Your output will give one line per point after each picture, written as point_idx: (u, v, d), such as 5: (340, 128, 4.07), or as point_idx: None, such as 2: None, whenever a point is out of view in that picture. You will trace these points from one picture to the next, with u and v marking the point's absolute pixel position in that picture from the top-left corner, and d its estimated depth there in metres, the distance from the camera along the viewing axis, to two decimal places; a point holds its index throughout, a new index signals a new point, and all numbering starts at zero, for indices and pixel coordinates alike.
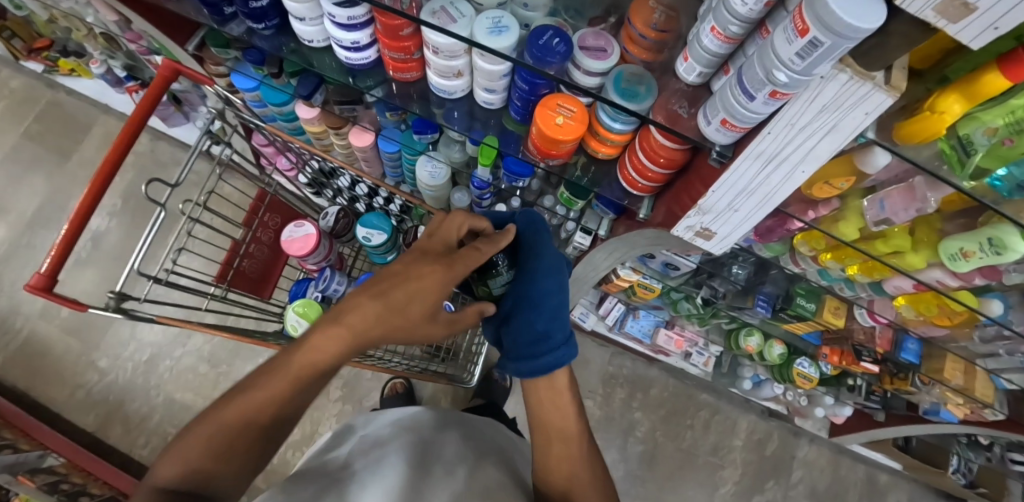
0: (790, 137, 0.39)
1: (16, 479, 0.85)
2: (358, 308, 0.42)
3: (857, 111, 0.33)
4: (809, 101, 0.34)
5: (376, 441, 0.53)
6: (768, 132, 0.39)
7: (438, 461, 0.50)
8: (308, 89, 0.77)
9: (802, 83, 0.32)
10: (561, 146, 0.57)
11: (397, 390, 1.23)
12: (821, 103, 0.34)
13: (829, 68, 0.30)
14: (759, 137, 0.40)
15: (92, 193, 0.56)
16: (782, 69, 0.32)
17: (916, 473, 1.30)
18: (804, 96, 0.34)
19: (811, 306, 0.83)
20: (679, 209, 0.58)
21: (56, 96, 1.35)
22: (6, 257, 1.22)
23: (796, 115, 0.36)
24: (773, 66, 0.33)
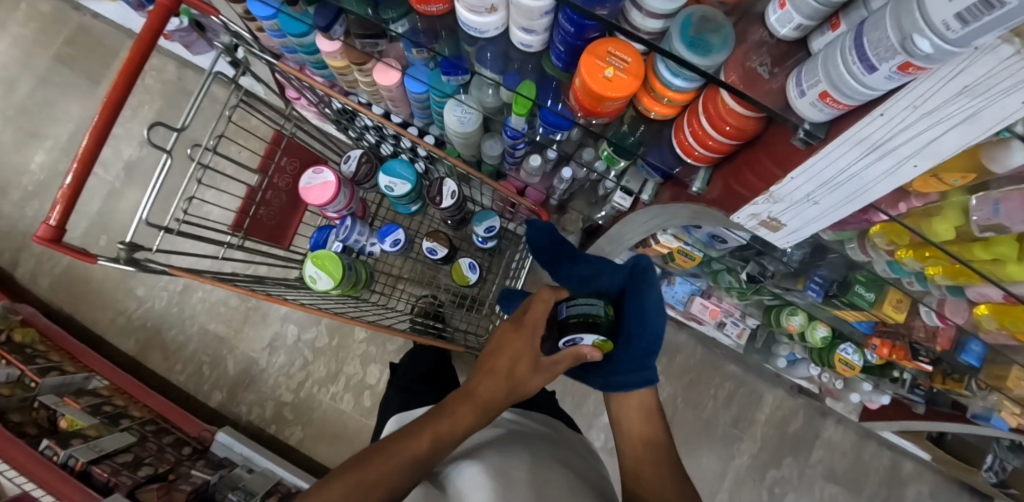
0: (908, 123, 0.29)
1: (63, 400, 0.94)
2: (484, 383, 0.42)
3: (1011, 100, 0.24)
4: (946, 79, 0.25)
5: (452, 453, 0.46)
6: (880, 114, 0.30)
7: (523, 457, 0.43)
8: (326, 20, 0.68)
9: (950, 56, 0.23)
10: (609, 103, 0.48)
11: None
12: (962, 84, 0.25)
13: (993, 40, 0.21)
14: (868, 118, 0.31)
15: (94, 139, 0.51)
16: (925, 34, 0.23)
17: (944, 464, 1.20)
18: (944, 71, 0.25)
19: (870, 296, 0.73)
20: (742, 188, 0.48)
21: (82, 20, 1.31)
22: (47, 183, 1.25)
23: (922, 95, 0.27)
24: (913, 28, 0.23)
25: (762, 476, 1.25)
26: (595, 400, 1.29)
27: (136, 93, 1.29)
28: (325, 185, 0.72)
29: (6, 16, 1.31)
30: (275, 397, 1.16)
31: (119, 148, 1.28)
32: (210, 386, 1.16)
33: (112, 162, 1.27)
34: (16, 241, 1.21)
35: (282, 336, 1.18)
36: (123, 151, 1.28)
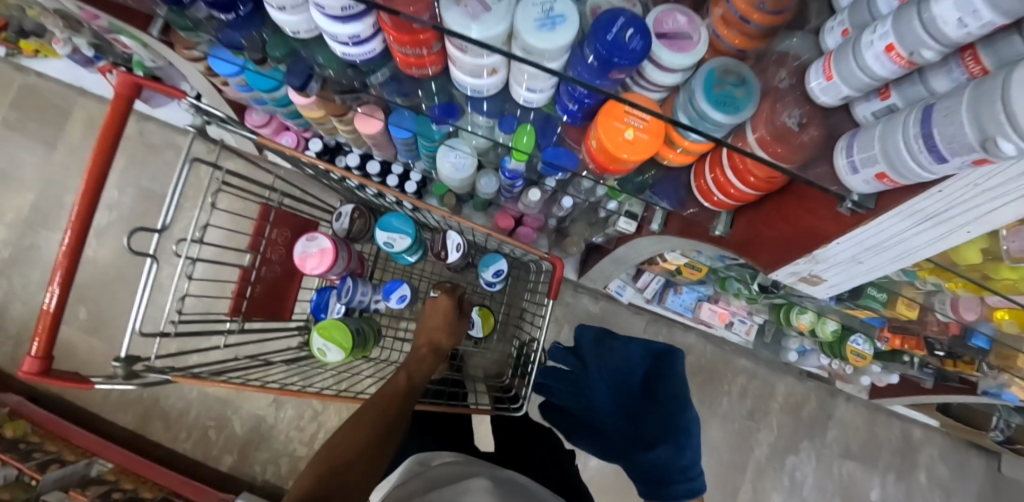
0: (966, 198, 0.28)
1: (70, 496, 0.90)
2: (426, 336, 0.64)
3: None
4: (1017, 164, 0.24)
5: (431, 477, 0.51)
6: (937, 192, 0.28)
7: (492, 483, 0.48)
8: (300, 81, 0.63)
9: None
10: (625, 164, 0.45)
11: None
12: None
13: None
14: (923, 196, 0.29)
15: (71, 255, 0.48)
16: (1011, 138, 0.21)
17: (953, 429, 1.24)
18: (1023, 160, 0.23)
19: (881, 297, 0.73)
20: (769, 237, 0.47)
21: (27, 80, 1.21)
22: (13, 260, 1.16)
23: (993, 176, 0.26)
24: (994, 130, 0.22)
25: (784, 462, 1.23)
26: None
27: (96, 152, 1.20)
28: (321, 253, 0.68)
29: None
30: (287, 453, 1.12)
31: (85, 214, 1.19)
32: (219, 450, 1.12)
33: (80, 230, 1.19)
34: None
35: None
36: (91, 216, 1.19)
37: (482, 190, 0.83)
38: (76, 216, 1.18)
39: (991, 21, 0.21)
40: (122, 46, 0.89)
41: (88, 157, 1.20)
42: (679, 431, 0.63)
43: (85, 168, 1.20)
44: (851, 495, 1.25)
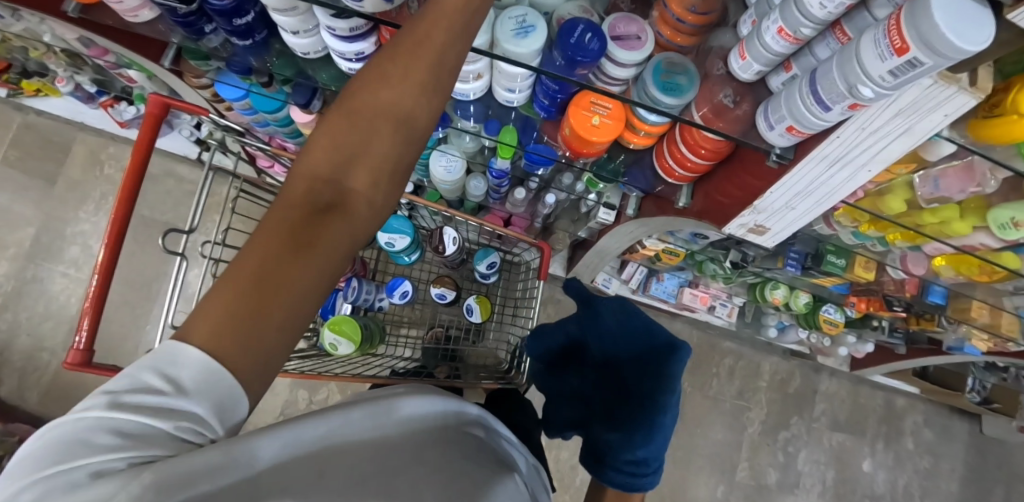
0: (860, 140, 0.37)
1: None
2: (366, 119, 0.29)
3: (937, 113, 0.33)
4: (886, 105, 0.33)
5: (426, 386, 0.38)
6: (836, 137, 0.37)
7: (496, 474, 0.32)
8: (305, 97, 0.70)
9: (886, 95, 0.30)
10: (596, 147, 0.53)
11: None
12: (899, 107, 0.33)
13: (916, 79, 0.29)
14: (826, 141, 0.37)
15: (109, 255, 0.54)
16: (868, 84, 0.30)
17: (931, 394, 1.26)
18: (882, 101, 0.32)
19: (841, 263, 0.80)
20: (724, 201, 0.55)
21: (25, 119, 1.22)
22: (16, 293, 1.18)
23: (871, 119, 0.34)
24: (857, 79, 0.30)
25: (776, 437, 1.29)
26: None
27: (97, 185, 1.23)
28: None
29: None
30: None
31: (87, 245, 1.21)
32: None
33: (83, 260, 1.20)
34: None
35: (295, 402, 1.16)
36: (93, 246, 1.21)
37: (471, 192, 0.89)
38: (78, 247, 1.20)
39: (841, 2, 0.30)
40: (127, 79, 0.95)
41: (88, 189, 1.23)
42: (643, 425, 0.53)
43: (85, 201, 1.23)
44: (842, 465, 1.30)
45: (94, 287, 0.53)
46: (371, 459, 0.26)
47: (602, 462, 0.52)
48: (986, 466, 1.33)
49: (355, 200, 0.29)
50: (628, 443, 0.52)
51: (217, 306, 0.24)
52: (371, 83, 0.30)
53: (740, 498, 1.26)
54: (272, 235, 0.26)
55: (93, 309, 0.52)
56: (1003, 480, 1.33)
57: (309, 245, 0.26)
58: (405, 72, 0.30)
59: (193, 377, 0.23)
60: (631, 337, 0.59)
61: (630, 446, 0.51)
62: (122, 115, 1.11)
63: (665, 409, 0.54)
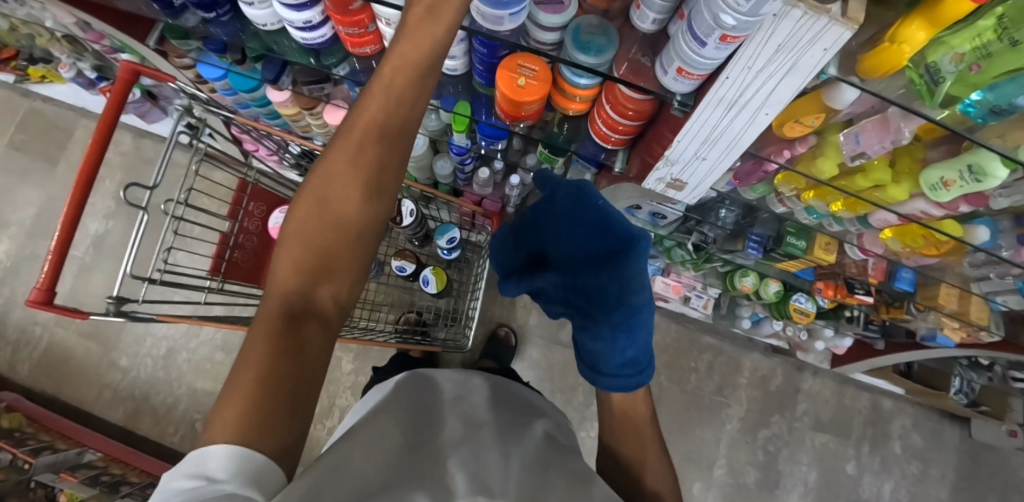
0: (749, 81, 0.39)
1: (60, 477, 0.96)
2: (312, 223, 0.32)
3: (816, 48, 0.33)
4: (763, 42, 0.34)
5: (428, 416, 0.41)
6: (725, 77, 0.39)
7: (500, 464, 0.34)
8: (274, 72, 0.74)
9: (750, 25, 0.31)
10: (528, 107, 0.55)
11: None
12: (777, 43, 0.33)
13: (779, 6, 0.29)
14: (717, 82, 0.40)
15: (74, 205, 0.60)
16: (728, 12, 0.31)
17: (918, 396, 1.22)
18: (760, 36, 0.33)
19: (801, 244, 0.79)
20: (652, 161, 0.57)
21: (34, 105, 1.30)
22: (15, 269, 1.23)
23: (754, 59, 0.36)
24: (719, 9, 0.31)
25: (755, 435, 1.26)
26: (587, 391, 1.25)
27: None
28: None
29: None
30: None
31: (83, 224, 1.26)
32: None
33: (78, 239, 1.25)
34: None
35: None
36: (89, 226, 1.25)
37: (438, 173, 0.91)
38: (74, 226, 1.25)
39: None
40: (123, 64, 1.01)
41: None
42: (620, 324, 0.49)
43: None
44: (826, 466, 1.26)
45: (61, 236, 0.60)
46: (391, 477, 0.28)
47: (595, 370, 0.50)
48: (977, 474, 1.28)
49: (325, 301, 0.31)
50: (609, 346, 0.48)
51: (222, 418, 0.24)
52: (315, 208, 0.32)
53: (718, 497, 1.23)
54: (251, 363, 0.27)
55: (55, 254, 0.59)
56: (995, 489, 1.27)
57: (297, 347, 0.28)
58: (336, 202, 0.32)
59: (227, 466, 0.22)
60: (594, 237, 0.50)
61: (612, 349, 0.48)
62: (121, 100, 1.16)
63: (639, 308, 0.49)
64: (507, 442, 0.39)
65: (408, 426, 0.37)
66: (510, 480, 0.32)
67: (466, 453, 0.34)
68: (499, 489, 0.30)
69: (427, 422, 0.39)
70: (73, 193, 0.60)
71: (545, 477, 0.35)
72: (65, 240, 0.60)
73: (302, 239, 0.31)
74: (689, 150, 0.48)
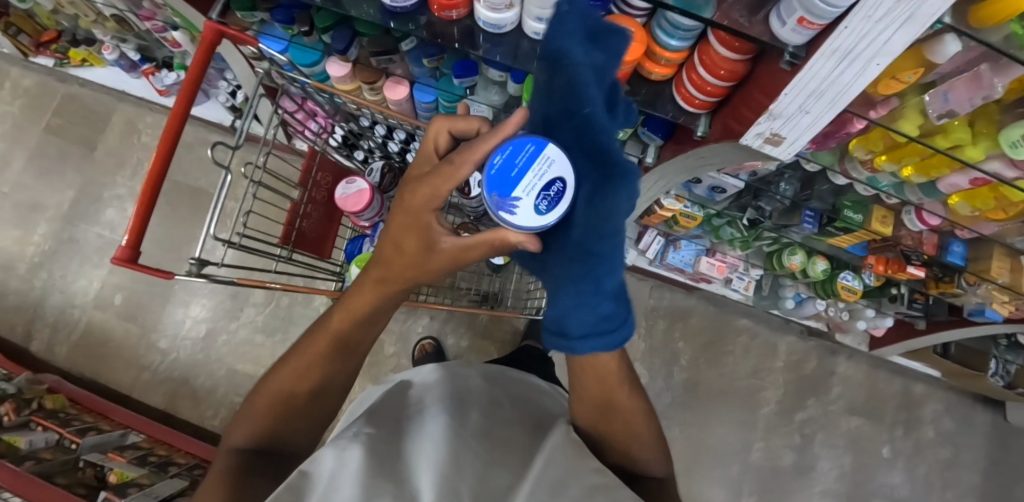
0: (867, 31, 0.38)
1: (109, 456, 0.92)
2: (297, 365, 0.43)
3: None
4: None
5: (414, 394, 0.45)
6: (845, 27, 0.39)
7: (476, 418, 0.38)
8: (344, 43, 0.75)
9: None
10: (622, 68, 0.56)
11: (427, 350, 1.16)
12: None
13: None
14: (835, 33, 0.40)
15: (160, 162, 0.59)
16: None
17: (955, 378, 1.24)
18: None
19: (858, 218, 0.80)
20: (740, 122, 0.58)
21: (70, 89, 1.32)
22: (53, 252, 1.23)
23: (875, 8, 0.36)
24: None
25: (793, 418, 1.27)
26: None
27: (134, 152, 1.29)
28: (360, 193, 0.77)
29: None
30: None
31: (122, 207, 1.26)
32: None
33: (117, 222, 1.25)
34: (26, 316, 1.19)
35: None
36: (128, 209, 1.26)
37: None
38: (112, 209, 1.26)
39: None
40: (170, 43, 1.01)
41: (125, 155, 1.29)
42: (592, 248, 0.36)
43: (123, 166, 1.29)
44: (860, 450, 1.27)
45: (143, 199, 0.58)
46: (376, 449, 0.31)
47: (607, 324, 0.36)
48: (1009, 459, 1.29)
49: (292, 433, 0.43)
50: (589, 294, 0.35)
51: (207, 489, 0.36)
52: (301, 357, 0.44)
53: (756, 481, 1.23)
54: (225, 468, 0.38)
55: (141, 206, 0.57)
56: None
57: (263, 463, 0.39)
58: (301, 373, 0.43)
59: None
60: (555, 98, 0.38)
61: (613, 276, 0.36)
62: (162, 82, 1.15)
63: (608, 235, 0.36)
64: (484, 405, 0.43)
65: (393, 412, 0.40)
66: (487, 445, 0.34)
67: (448, 409, 0.38)
68: (472, 451, 0.32)
69: (410, 397, 0.44)
70: (156, 155, 0.59)
71: (521, 437, 0.39)
72: (152, 191, 0.58)
73: (280, 384, 0.43)
74: (795, 103, 0.49)
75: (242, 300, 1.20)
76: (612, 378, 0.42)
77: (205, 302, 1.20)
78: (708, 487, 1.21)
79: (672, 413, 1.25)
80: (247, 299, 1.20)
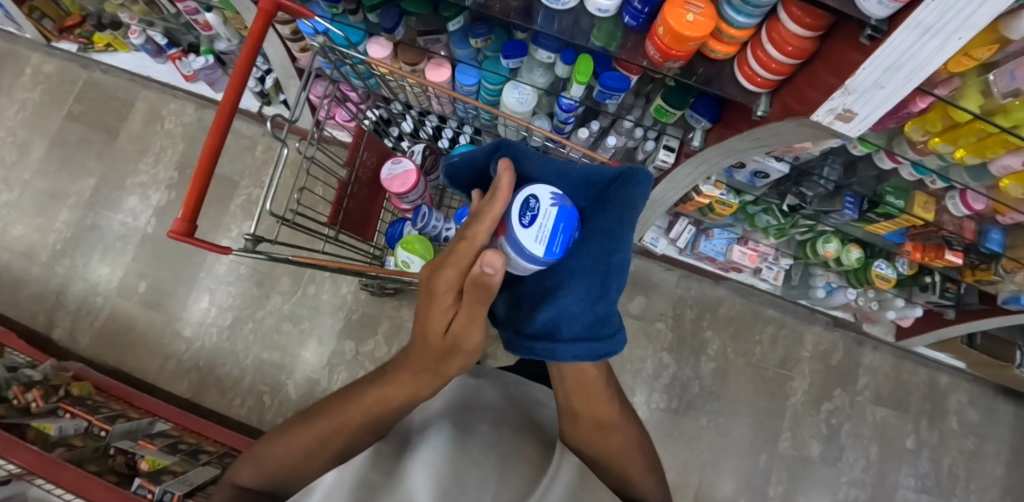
0: (954, 5, 0.38)
1: (139, 444, 0.90)
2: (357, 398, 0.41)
3: None
4: None
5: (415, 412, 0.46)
6: (930, 2, 0.39)
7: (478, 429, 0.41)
8: (392, 22, 0.74)
9: None
10: (688, 46, 0.56)
11: None
12: None
13: None
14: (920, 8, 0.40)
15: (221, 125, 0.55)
16: None
17: (980, 369, 1.25)
18: None
19: (900, 203, 0.81)
20: (807, 97, 0.58)
21: (92, 76, 1.31)
22: (75, 239, 1.22)
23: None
24: None
25: (819, 409, 1.28)
26: (655, 363, 1.27)
27: (158, 138, 1.28)
28: (406, 174, 0.76)
29: (13, 82, 1.31)
30: None
31: (145, 195, 1.25)
32: (275, 415, 1.11)
33: (140, 209, 1.24)
34: (48, 304, 1.17)
35: (341, 352, 1.16)
36: (151, 196, 1.25)
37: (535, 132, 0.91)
38: (136, 197, 1.24)
39: None
40: (200, 26, 0.99)
41: (149, 142, 1.28)
42: (564, 274, 0.35)
43: (146, 153, 1.28)
44: (886, 441, 1.28)
45: (200, 169, 0.55)
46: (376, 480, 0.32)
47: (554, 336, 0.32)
48: None
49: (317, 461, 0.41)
50: (580, 298, 0.32)
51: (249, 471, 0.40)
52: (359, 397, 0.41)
53: (784, 471, 1.23)
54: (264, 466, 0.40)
55: (200, 177, 0.54)
56: None
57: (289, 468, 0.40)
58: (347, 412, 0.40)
59: None
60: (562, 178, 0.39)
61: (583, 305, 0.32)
62: (190, 67, 1.13)
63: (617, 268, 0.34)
64: (485, 416, 0.45)
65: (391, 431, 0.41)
66: (489, 457, 0.37)
67: (449, 426, 0.40)
68: (476, 468, 0.34)
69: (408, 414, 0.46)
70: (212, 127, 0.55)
71: (526, 450, 0.42)
72: (210, 160, 0.54)
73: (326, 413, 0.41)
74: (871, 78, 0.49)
75: (270, 287, 1.19)
76: (594, 385, 0.41)
77: (231, 289, 1.19)
78: (737, 477, 1.21)
79: (701, 403, 1.25)
80: (274, 287, 1.19)
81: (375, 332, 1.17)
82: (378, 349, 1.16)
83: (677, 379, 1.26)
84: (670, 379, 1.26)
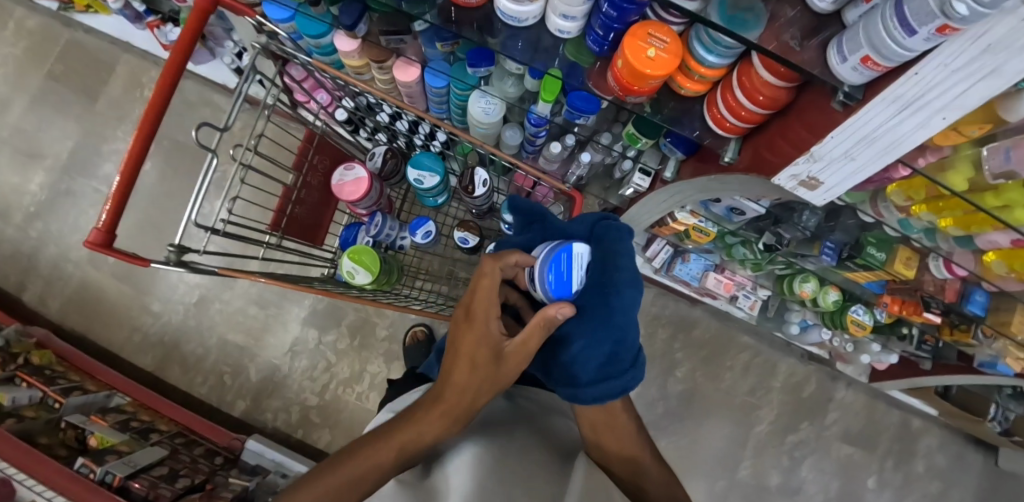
0: (939, 81, 0.33)
1: (90, 419, 0.92)
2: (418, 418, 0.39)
3: None
4: (975, 39, 0.28)
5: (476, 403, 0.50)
6: (913, 74, 0.33)
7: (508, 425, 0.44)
8: (353, 18, 0.68)
9: (983, 17, 0.26)
10: (650, 83, 0.51)
11: (418, 339, 1.10)
12: (990, 42, 0.28)
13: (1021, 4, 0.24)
14: (902, 78, 0.34)
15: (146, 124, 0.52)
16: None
17: (952, 418, 1.22)
18: (973, 33, 0.28)
19: (881, 256, 0.76)
20: (776, 153, 0.53)
21: (75, 36, 1.27)
22: (50, 203, 1.21)
23: (955, 54, 0.30)
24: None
25: (782, 440, 1.26)
26: None
27: (137, 106, 1.25)
28: (357, 181, 0.73)
29: None
30: (302, 401, 1.14)
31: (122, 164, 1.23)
32: (234, 395, 1.13)
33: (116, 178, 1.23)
34: (22, 266, 1.18)
35: (304, 340, 1.16)
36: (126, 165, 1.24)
37: (506, 143, 0.87)
38: (111, 165, 1.22)
39: None
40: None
41: (128, 110, 1.25)
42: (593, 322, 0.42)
43: (125, 121, 1.25)
44: (847, 478, 1.26)
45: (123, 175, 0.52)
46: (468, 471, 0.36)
47: (574, 380, 0.42)
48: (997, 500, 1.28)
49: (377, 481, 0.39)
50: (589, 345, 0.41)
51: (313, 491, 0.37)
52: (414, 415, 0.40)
53: (738, 497, 1.23)
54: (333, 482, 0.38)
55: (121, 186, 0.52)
56: None
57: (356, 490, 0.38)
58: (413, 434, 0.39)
59: None
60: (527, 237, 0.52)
61: (594, 351, 0.41)
62: (167, 37, 1.08)
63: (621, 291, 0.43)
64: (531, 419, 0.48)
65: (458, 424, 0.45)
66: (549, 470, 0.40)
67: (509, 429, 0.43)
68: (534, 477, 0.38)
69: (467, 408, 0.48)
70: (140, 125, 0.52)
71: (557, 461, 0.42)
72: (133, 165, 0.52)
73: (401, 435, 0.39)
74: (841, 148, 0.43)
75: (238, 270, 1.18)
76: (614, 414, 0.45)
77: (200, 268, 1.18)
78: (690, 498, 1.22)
79: (664, 423, 1.24)
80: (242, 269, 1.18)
81: (339, 323, 1.16)
82: (340, 339, 1.16)
83: (642, 397, 1.25)
84: (634, 397, 1.25)
